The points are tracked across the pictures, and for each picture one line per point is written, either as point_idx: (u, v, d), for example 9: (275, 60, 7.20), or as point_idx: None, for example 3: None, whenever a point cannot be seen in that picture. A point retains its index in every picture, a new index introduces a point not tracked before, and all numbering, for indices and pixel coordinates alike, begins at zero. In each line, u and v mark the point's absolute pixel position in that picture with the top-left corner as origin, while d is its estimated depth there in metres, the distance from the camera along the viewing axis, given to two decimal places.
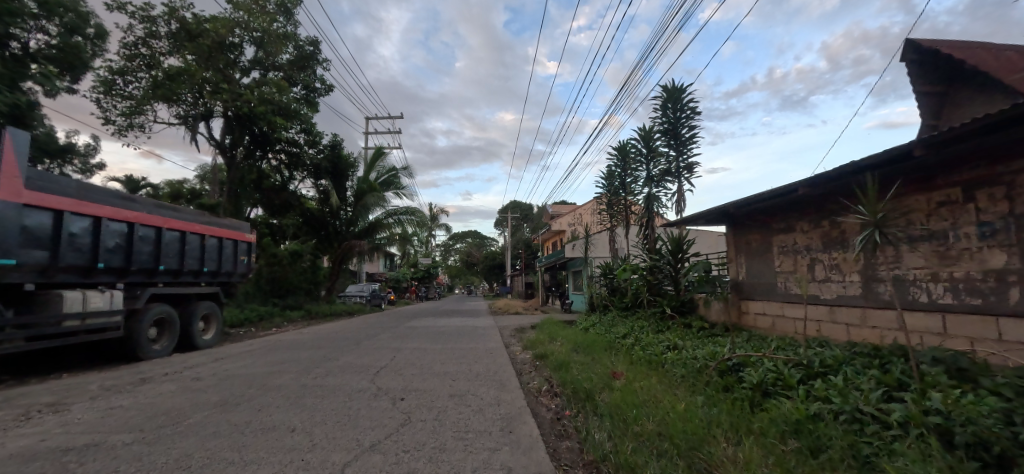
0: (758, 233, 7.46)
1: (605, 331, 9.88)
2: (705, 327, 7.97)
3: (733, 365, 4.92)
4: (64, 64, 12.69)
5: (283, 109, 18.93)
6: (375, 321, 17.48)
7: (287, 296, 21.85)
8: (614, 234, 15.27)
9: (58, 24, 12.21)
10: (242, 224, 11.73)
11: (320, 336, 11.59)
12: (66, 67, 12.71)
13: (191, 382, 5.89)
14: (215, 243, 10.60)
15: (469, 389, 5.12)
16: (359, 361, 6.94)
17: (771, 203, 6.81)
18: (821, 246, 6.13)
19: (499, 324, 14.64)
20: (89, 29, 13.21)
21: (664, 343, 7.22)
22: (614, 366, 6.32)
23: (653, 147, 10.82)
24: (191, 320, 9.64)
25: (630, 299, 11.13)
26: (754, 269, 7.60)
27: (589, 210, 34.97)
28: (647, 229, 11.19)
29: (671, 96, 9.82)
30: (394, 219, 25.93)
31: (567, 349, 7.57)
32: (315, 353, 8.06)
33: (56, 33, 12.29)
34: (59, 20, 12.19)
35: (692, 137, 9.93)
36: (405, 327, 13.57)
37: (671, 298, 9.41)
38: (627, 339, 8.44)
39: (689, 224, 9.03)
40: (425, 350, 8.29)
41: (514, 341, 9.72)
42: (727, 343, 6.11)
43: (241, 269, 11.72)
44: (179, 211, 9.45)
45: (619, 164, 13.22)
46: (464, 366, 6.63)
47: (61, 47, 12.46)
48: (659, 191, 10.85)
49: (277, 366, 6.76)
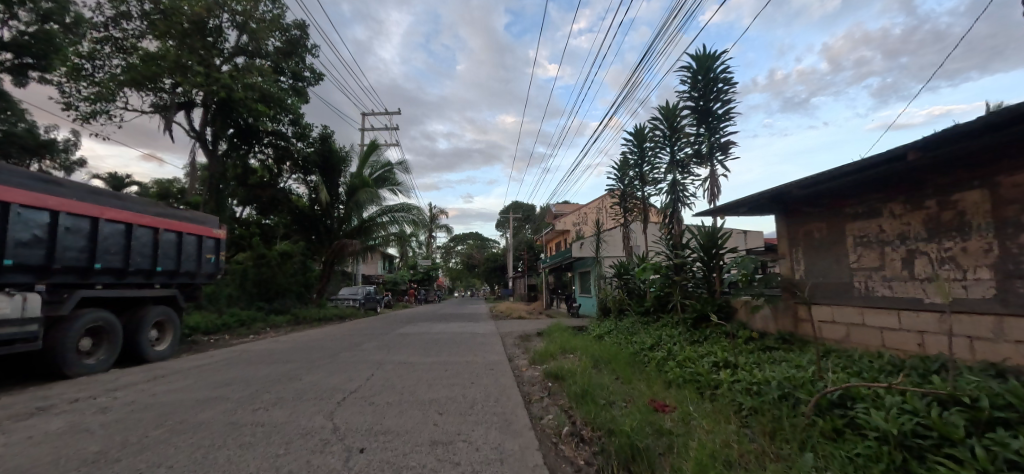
0: (824, 222, 6.00)
1: (625, 340, 8.44)
2: (753, 337, 6.48)
3: (837, 400, 3.45)
4: (38, 54, 11.11)
5: (267, 97, 17.53)
6: (366, 327, 15.98)
7: (275, 299, 20.37)
8: (629, 230, 13.84)
9: (30, 9, 10.68)
10: (207, 217, 10.33)
11: (297, 345, 10.12)
12: (38, 55, 11.13)
13: (94, 414, 4.44)
14: (173, 239, 9.18)
15: (462, 432, 3.64)
16: (327, 383, 5.50)
17: (848, 181, 5.36)
18: (922, 234, 4.68)
19: (501, 331, 13.17)
20: (71, 19, 11.54)
21: (707, 360, 5.76)
22: (654, 394, 4.86)
23: (677, 127, 9.33)
24: (139, 329, 8.18)
25: (652, 303, 9.70)
26: (816, 267, 6.14)
27: (594, 210, 33.47)
28: (671, 222, 9.74)
29: (702, 65, 8.34)
30: (389, 218, 24.52)
31: (586, 365, 6.12)
32: (279, 369, 6.59)
33: (30, 21, 10.80)
34: (30, 6, 10.64)
35: (727, 112, 8.37)
36: (395, 334, 12.14)
37: (706, 301, 7.93)
38: (656, 351, 7.00)
39: (729, 213, 7.57)
40: (413, 365, 6.82)
41: (519, 352, 8.24)
42: (801, 362, 4.65)
43: (208, 269, 10.30)
44: (124, 199, 8.03)
45: (636, 150, 11.69)
46: (457, 390, 5.13)
47: (35, 35, 10.93)
48: (687, 178, 9.34)
49: (220, 389, 5.29)
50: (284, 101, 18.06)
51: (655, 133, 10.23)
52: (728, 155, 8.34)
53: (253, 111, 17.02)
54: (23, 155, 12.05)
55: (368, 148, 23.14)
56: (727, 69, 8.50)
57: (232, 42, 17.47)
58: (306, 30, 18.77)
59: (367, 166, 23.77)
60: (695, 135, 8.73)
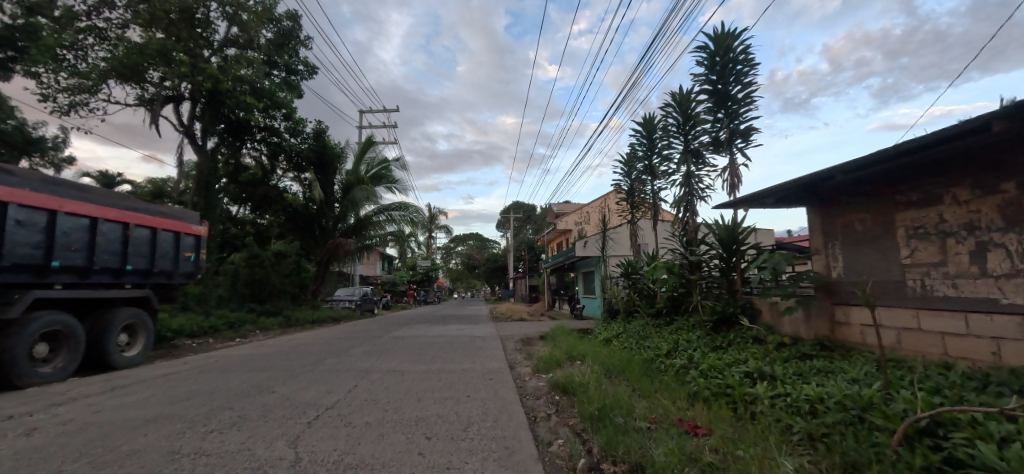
0: (868, 213, 5.28)
1: (637, 345, 7.74)
2: (785, 343, 5.77)
3: (924, 428, 2.74)
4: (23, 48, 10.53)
5: (255, 90, 16.88)
6: (360, 329, 15.26)
7: (268, 301, 19.65)
8: (636, 227, 13.11)
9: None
10: (187, 213, 9.64)
11: (282, 350, 9.41)
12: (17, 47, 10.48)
13: (16, 437, 3.73)
14: (146, 235, 8.48)
15: (452, 465, 2.92)
16: (302, 396, 4.80)
17: (900, 163, 4.64)
18: (997, 223, 3.96)
19: (502, 334, 12.45)
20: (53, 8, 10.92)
21: (736, 370, 5.07)
22: (681, 412, 4.15)
23: (691, 114, 8.60)
24: (105, 333, 7.45)
25: (665, 304, 8.99)
26: (857, 264, 5.43)
27: (597, 209, 32.64)
28: (685, 217, 9.02)
29: (721, 45, 7.61)
30: (386, 217, 23.83)
31: (598, 374, 5.41)
32: (252, 379, 5.88)
33: (13, 13, 10.17)
34: None
35: (748, 95, 7.63)
36: (389, 338, 11.42)
37: (728, 302, 7.20)
38: (673, 358, 6.31)
39: (753, 206, 6.84)
40: (403, 374, 6.10)
41: (521, 359, 7.55)
42: (855, 374, 3.93)
43: (186, 269, 9.60)
44: (88, 191, 7.31)
45: (645, 142, 10.98)
46: (450, 406, 4.41)
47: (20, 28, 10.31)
48: (702, 169, 8.61)
49: (176, 405, 4.57)
50: (274, 94, 17.47)
51: (666, 121, 9.54)
52: (750, 142, 7.60)
53: (242, 104, 16.32)
54: (7, 152, 11.48)
55: (364, 144, 22.45)
56: (748, 49, 7.77)
57: (222, 34, 16.84)
58: (298, 21, 18.07)
59: (363, 163, 23.06)
60: (711, 121, 8.00)
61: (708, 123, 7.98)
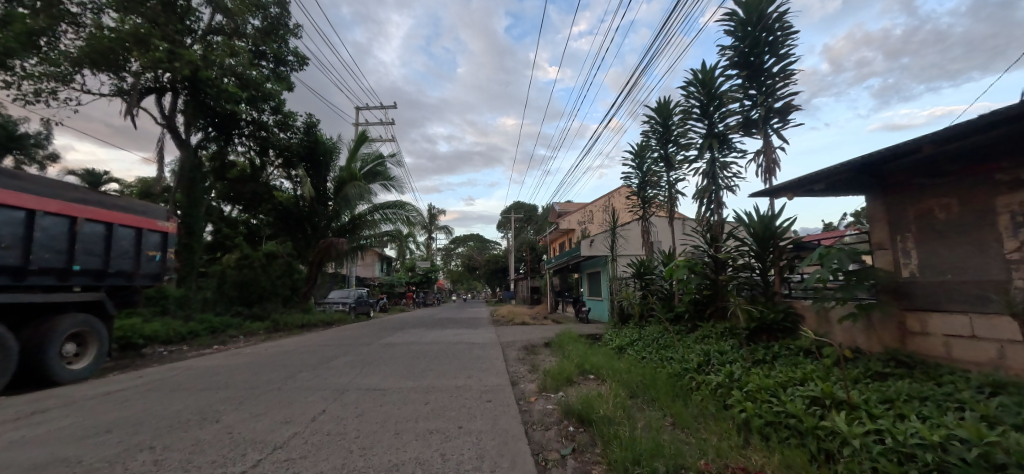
0: (956, 197, 4.26)
1: (658, 356, 6.74)
2: (846, 357, 4.75)
3: None
4: None
5: (241, 80, 15.95)
6: (351, 334, 14.22)
7: (257, 304, 18.61)
8: (648, 225, 12.06)
9: None
10: (152, 207, 8.69)
11: (256, 360, 8.38)
12: None
13: None
14: (99, 231, 7.47)
15: None
16: (249, 430, 3.78)
17: (1009, 133, 3.61)
18: None
19: (503, 340, 11.47)
20: None
21: (795, 394, 4.04)
22: (738, 455, 3.15)
23: (716, 92, 7.56)
24: (45, 344, 6.44)
25: (687, 309, 8.01)
26: (942, 262, 4.40)
27: (601, 208, 31.51)
28: (710, 209, 7.97)
29: (754, 8, 6.58)
30: (381, 215, 22.68)
31: (621, 397, 4.43)
32: (202, 401, 4.89)
33: None
34: None
35: (784, 69, 6.64)
36: (379, 345, 10.43)
37: (767, 307, 6.17)
38: (707, 374, 5.29)
39: (799, 193, 5.80)
40: (385, 393, 5.12)
41: (525, 372, 6.56)
42: (981, 407, 2.92)
43: (149, 270, 8.62)
44: (25, 180, 6.29)
45: (660, 129, 9.96)
46: (435, 444, 3.40)
47: None
48: (729, 155, 7.59)
49: (85, 442, 3.58)
50: (261, 84, 16.50)
51: (684, 105, 8.54)
52: (787, 123, 6.59)
53: (225, 94, 15.30)
54: None
55: (357, 139, 21.38)
56: (783, 16, 6.75)
57: (206, 22, 15.83)
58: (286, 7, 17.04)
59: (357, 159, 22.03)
60: (741, 100, 6.98)
61: (738, 102, 6.95)
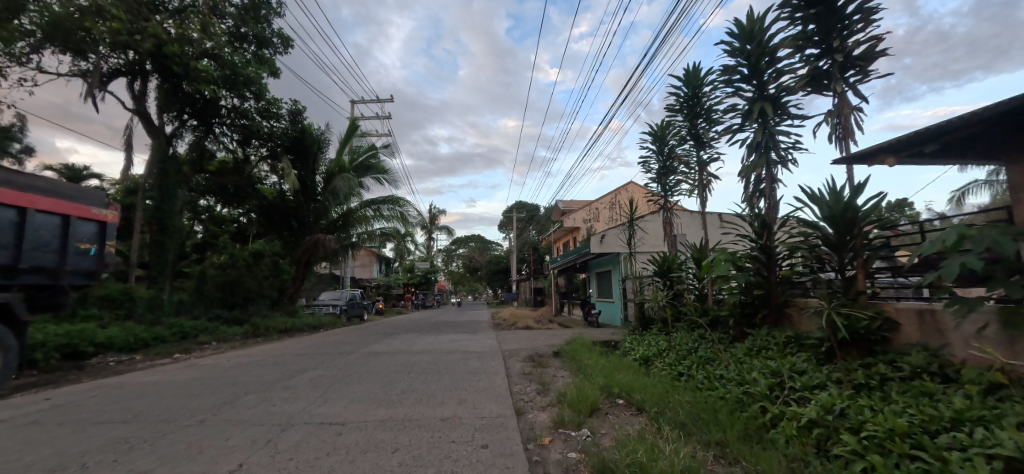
0: None
1: (703, 374, 5.28)
2: (1001, 385, 3.24)
3: None
4: None
5: (218, 62, 14.74)
6: (336, 340, 12.75)
7: (239, 306, 17.16)
8: (672, 217, 10.53)
9: None
10: (85, 191, 7.36)
11: (206, 375, 6.94)
12: None
13: None
14: (9, 217, 6.06)
15: None
16: None
17: None
18: None
19: (505, 348, 10.05)
20: None
21: (961, 448, 2.55)
22: None
23: (768, 43, 6.11)
24: None
25: (731, 313, 6.55)
26: None
27: (607, 205, 29.99)
28: (758, 191, 6.50)
29: None
30: (374, 211, 21.15)
31: (683, 447, 2.98)
32: (75, 448, 3.42)
33: None
34: None
35: (862, 8, 5.21)
36: (361, 355, 9.00)
37: (853, 310, 4.67)
38: (785, 405, 3.84)
39: (897, 159, 4.35)
40: (341, 432, 3.67)
41: (533, 394, 5.13)
42: None
43: (80, 265, 7.27)
44: None
45: (686, 102, 8.54)
46: None
47: None
48: (784, 121, 6.15)
49: None
50: (242, 67, 15.16)
51: (722, 67, 7.11)
52: (867, 75, 5.19)
53: (201, 75, 13.93)
54: None
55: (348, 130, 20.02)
56: None
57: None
58: None
59: (348, 151, 20.61)
60: (804, 49, 5.56)
61: (801, 52, 5.54)
